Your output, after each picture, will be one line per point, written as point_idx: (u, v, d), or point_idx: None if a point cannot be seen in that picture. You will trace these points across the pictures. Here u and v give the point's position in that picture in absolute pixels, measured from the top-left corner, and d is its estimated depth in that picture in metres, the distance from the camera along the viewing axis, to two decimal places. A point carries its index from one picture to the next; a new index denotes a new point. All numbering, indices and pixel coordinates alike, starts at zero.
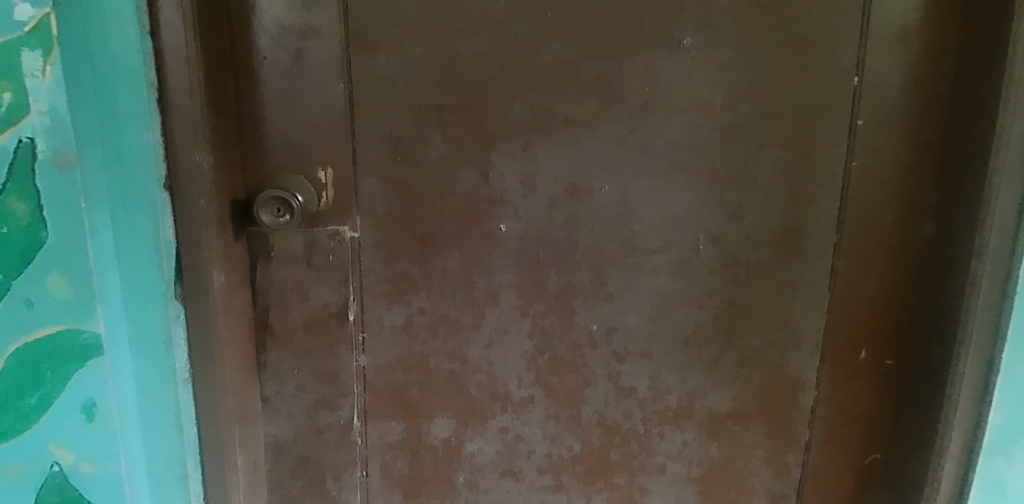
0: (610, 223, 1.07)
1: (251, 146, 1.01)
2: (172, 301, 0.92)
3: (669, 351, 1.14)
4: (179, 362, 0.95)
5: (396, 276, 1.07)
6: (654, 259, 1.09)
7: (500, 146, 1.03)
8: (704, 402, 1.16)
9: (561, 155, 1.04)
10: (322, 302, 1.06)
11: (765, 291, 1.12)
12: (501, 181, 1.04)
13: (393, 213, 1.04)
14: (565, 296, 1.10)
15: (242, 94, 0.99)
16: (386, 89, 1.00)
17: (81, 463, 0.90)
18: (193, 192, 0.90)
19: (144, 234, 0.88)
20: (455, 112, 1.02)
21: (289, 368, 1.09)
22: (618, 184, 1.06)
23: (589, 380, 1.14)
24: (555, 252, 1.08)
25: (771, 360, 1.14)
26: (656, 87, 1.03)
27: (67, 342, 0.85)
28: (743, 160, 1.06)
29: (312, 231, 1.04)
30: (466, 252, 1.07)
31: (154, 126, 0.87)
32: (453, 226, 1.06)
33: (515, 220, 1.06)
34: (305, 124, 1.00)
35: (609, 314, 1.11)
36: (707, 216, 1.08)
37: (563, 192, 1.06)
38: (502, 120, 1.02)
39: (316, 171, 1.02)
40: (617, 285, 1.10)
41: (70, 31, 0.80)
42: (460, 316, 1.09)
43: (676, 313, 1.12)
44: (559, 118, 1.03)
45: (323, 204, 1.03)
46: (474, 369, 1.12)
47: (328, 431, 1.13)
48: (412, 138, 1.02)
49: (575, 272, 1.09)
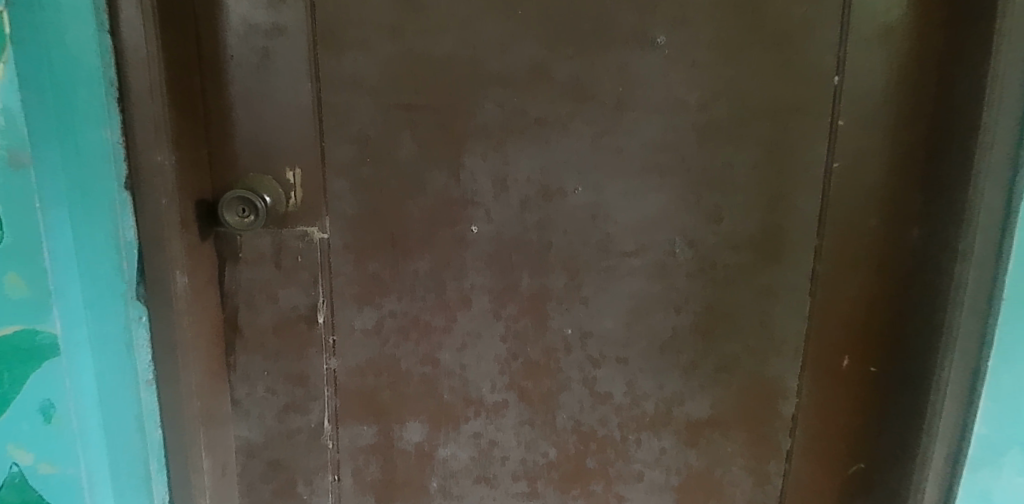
0: (584, 225, 1.06)
1: (219, 145, 0.99)
2: (133, 302, 0.91)
3: (645, 357, 1.12)
4: (142, 363, 0.94)
5: (366, 278, 1.06)
6: (630, 263, 1.07)
7: (472, 146, 1.02)
8: (681, 408, 1.14)
9: (533, 155, 1.03)
10: (292, 304, 1.05)
11: (743, 295, 1.10)
12: (472, 182, 1.03)
13: (363, 214, 1.03)
14: (539, 299, 1.08)
15: (209, 92, 0.98)
16: (355, 87, 0.99)
17: (40, 465, 0.89)
18: (155, 192, 0.89)
19: (104, 234, 0.88)
20: (424, 111, 1.00)
21: (259, 370, 1.08)
22: (591, 186, 1.04)
23: (564, 385, 1.12)
24: (528, 254, 1.06)
25: (750, 365, 1.12)
26: (629, 87, 1.01)
27: (24, 342, 0.85)
28: (720, 162, 1.04)
29: (280, 232, 1.02)
30: (437, 254, 1.05)
31: (114, 125, 0.86)
32: (424, 227, 1.04)
33: (487, 222, 1.05)
34: (273, 124, 0.99)
35: (584, 318, 1.09)
36: (683, 219, 1.06)
37: (535, 193, 1.04)
38: (473, 120, 1.01)
39: (285, 171, 1.01)
40: (591, 289, 1.08)
41: (23, 30, 0.79)
42: (431, 318, 1.08)
43: (652, 317, 1.10)
44: (530, 118, 1.01)
45: (291, 204, 1.02)
46: (446, 372, 1.10)
47: (298, 435, 1.11)
48: (382, 138, 1.01)
49: (548, 275, 1.07)
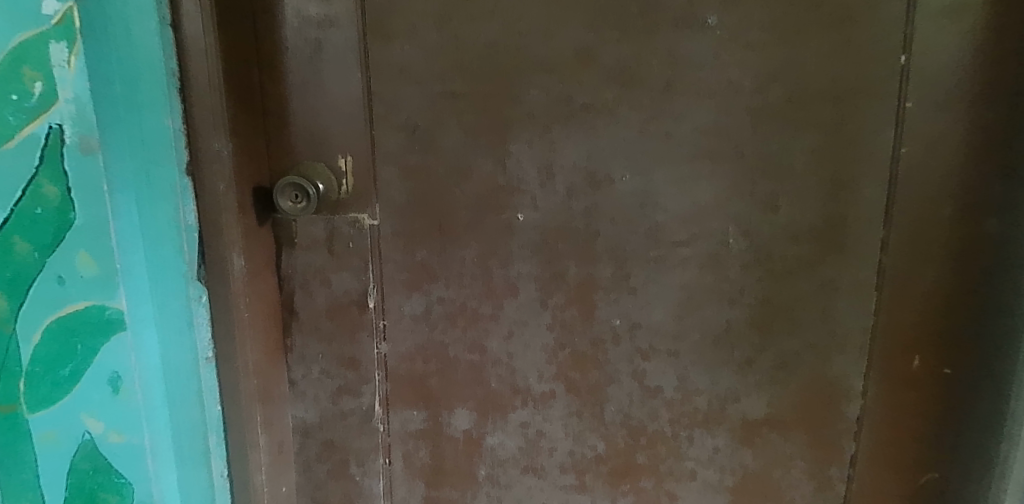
0: (633, 213, 1.03)
1: (277, 134, 1.04)
2: (194, 282, 0.96)
3: (697, 350, 1.08)
4: (202, 341, 0.98)
5: (415, 265, 1.07)
6: (680, 252, 1.04)
7: (517, 132, 1.02)
8: (736, 405, 1.10)
9: (580, 141, 1.02)
10: (344, 288, 1.08)
11: (803, 287, 1.05)
12: (518, 169, 1.03)
13: (412, 201, 1.05)
14: (587, 288, 1.07)
15: (267, 83, 1.02)
16: (403, 76, 1.01)
17: (109, 433, 0.97)
18: (211, 177, 0.94)
19: (166, 217, 0.93)
20: (470, 99, 1.01)
21: (314, 353, 1.11)
22: (640, 172, 1.02)
23: (613, 377, 1.10)
24: (575, 243, 1.05)
25: (810, 362, 1.07)
26: (678, 70, 0.99)
27: (94, 316, 0.93)
28: (776, 147, 1.00)
29: (333, 218, 1.06)
30: (484, 242, 1.06)
31: (175, 113, 0.91)
32: (471, 214, 1.05)
33: (533, 210, 1.04)
34: (326, 113, 1.03)
35: (632, 309, 1.07)
36: (737, 207, 1.02)
37: (582, 180, 1.03)
38: (519, 106, 1.01)
39: (337, 159, 1.04)
40: (640, 279, 1.06)
41: (93, 23, 0.85)
42: (478, 306, 1.08)
43: (705, 309, 1.06)
44: (576, 104, 1.00)
45: (343, 191, 1.05)
46: (494, 360, 1.11)
47: (351, 417, 1.14)
48: (430, 125, 1.02)
49: (596, 264, 1.06)
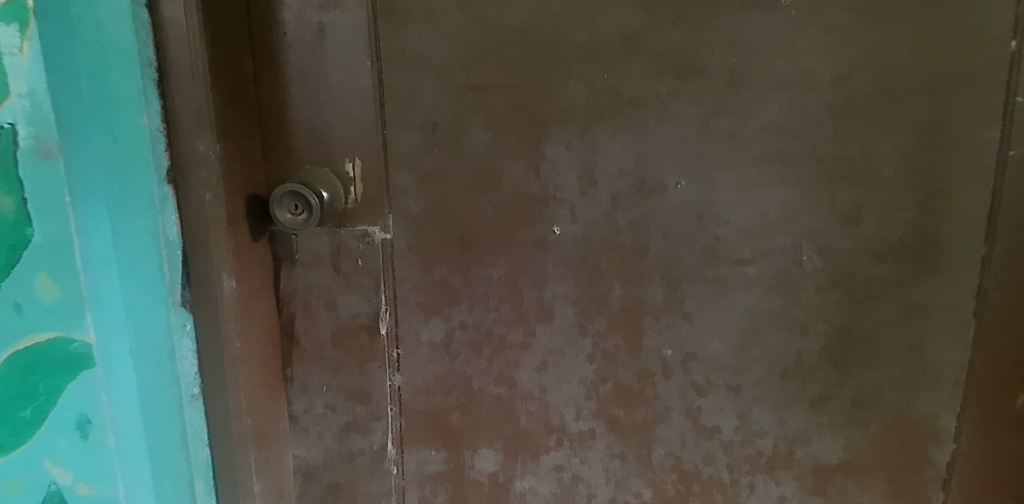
0: (689, 227, 0.88)
1: (275, 134, 0.90)
2: (176, 308, 0.83)
3: (761, 384, 0.93)
4: (187, 376, 0.85)
5: (433, 285, 0.93)
6: (744, 272, 0.89)
7: (553, 132, 0.87)
8: (805, 448, 0.95)
9: (627, 142, 0.87)
10: (352, 312, 0.94)
11: (885, 312, 0.90)
12: (554, 175, 0.88)
13: (431, 212, 0.91)
14: (633, 312, 0.92)
15: (263, 75, 0.88)
16: (420, 67, 0.87)
17: (78, 485, 0.80)
18: (196, 184, 0.80)
19: (144, 233, 0.79)
20: (500, 93, 0.87)
21: (318, 385, 0.97)
22: (698, 178, 0.87)
23: (663, 415, 0.95)
24: (620, 261, 0.90)
25: (893, 399, 0.93)
26: (745, 58, 0.84)
27: (57, 351, 0.76)
28: (860, 149, 0.85)
29: (339, 232, 0.91)
30: (514, 259, 0.91)
31: (153, 112, 0.79)
32: (499, 228, 0.90)
33: (572, 222, 0.89)
34: (331, 110, 0.88)
35: (686, 337, 0.92)
36: (811, 219, 0.88)
37: (629, 188, 0.88)
38: (555, 102, 0.86)
39: (344, 163, 0.90)
40: (696, 302, 0.91)
41: (50, 3, 0.71)
42: (507, 333, 0.94)
43: (771, 338, 0.91)
44: (623, 98, 0.85)
45: (351, 200, 0.91)
46: (524, 395, 0.96)
47: (360, 458, 0.99)
48: (452, 124, 0.88)
49: (644, 285, 0.91)
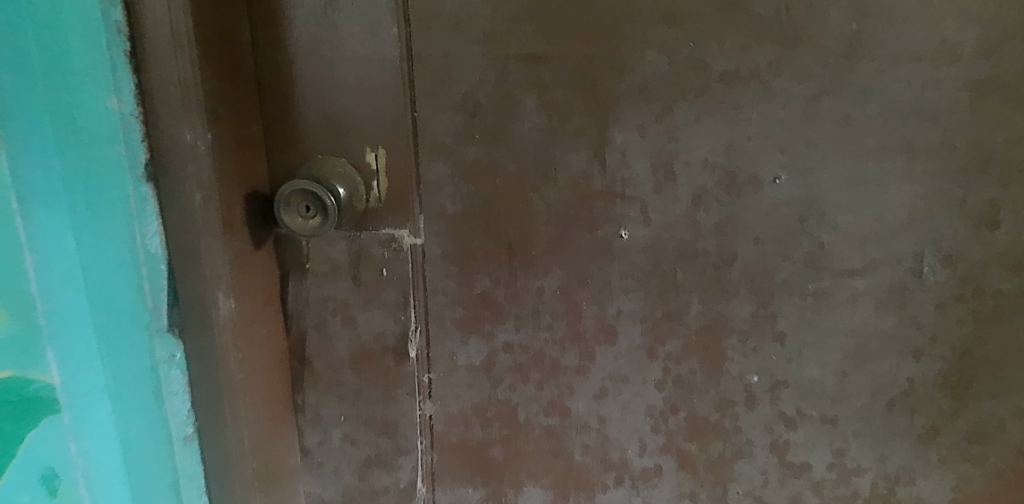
0: (787, 231, 0.73)
1: (279, 117, 0.73)
2: (161, 336, 0.68)
3: (863, 416, 0.79)
4: (178, 414, 0.71)
5: (473, 299, 0.77)
6: (850, 285, 0.74)
7: (623, 115, 0.71)
8: (909, 488, 0.81)
9: (715, 128, 0.70)
10: (374, 332, 0.78)
11: (1017, 333, 0.75)
12: (623, 168, 0.72)
13: (471, 212, 0.75)
14: (713, 332, 0.77)
15: (263, 42, 0.71)
16: (460, 34, 0.70)
17: None
18: (183, 183, 0.64)
19: (119, 246, 0.63)
20: (558, 66, 0.70)
21: (334, 414, 0.82)
22: (801, 172, 0.71)
23: (743, 450, 0.80)
24: (699, 271, 0.75)
25: (1019, 433, 0.78)
26: (867, 23, 0.67)
27: (10, 395, 0.58)
28: (1002, 136, 0.69)
29: (359, 236, 0.75)
30: (571, 268, 0.76)
31: (124, 93, 0.62)
32: (554, 231, 0.75)
33: (643, 224, 0.74)
34: (349, 88, 0.72)
35: (776, 360, 0.77)
36: (936, 222, 0.72)
37: (715, 183, 0.72)
38: (627, 77, 0.70)
39: (364, 153, 0.73)
40: (790, 321, 0.75)
41: None
42: (561, 355, 0.79)
43: (878, 362, 0.76)
44: (713, 73, 0.69)
45: (373, 198, 0.75)
46: (579, 427, 0.81)
47: (384, 497, 0.85)
48: (498, 104, 0.71)
49: (728, 300, 0.75)
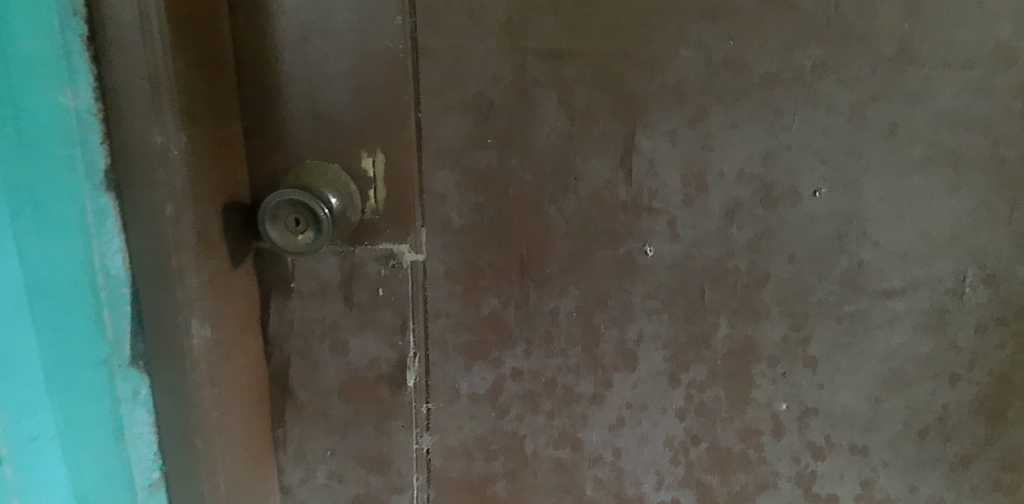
0: (825, 248, 0.67)
1: (262, 116, 0.64)
2: (124, 370, 0.59)
3: (895, 445, 0.73)
4: (143, 458, 0.62)
5: (479, 322, 0.70)
6: (889, 307, 0.68)
7: (653, 120, 0.64)
8: None
9: (752, 135, 0.64)
10: (368, 358, 0.70)
11: None
12: (650, 177, 0.65)
13: (479, 226, 0.67)
14: (741, 357, 0.70)
15: (245, 31, 0.62)
16: (472, 25, 0.62)
17: None
18: (152, 192, 0.55)
19: (73, 268, 0.54)
20: (582, 64, 0.63)
21: (320, 449, 0.73)
22: (842, 185, 0.65)
23: (767, 482, 0.75)
24: (729, 292, 0.68)
25: None
26: (920, 23, 0.61)
27: None
28: None
29: (352, 253, 0.67)
30: (589, 287, 0.68)
31: (81, 86, 0.53)
32: (571, 246, 0.67)
33: (670, 240, 0.67)
34: (343, 83, 0.63)
35: (807, 387, 0.71)
36: (982, 239, 0.66)
37: (750, 196, 0.66)
38: (658, 77, 0.63)
39: (360, 158, 0.65)
40: (823, 345, 0.70)
41: None
42: (575, 382, 0.71)
43: (913, 388, 0.71)
44: (753, 75, 0.63)
45: (369, 209, 0.66)
46: (591, 460, 0.74)
47: None
48: (514, 105, 0.64)
49: (759, 323, 0.69)
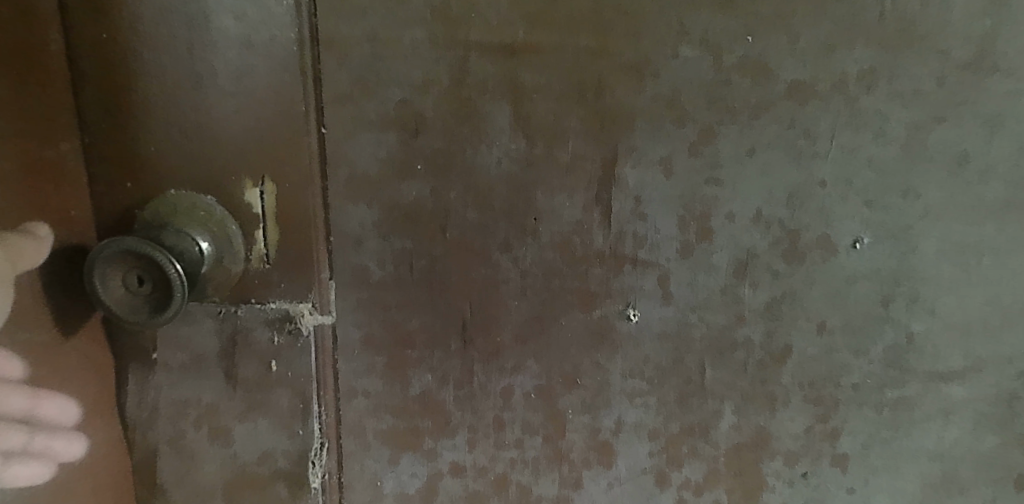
0: (864, 316, 0.50)
1: (105, 130, 0.47)
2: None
3: None
4: None
5: (406, 403, 0.53)
6: (944, 393, 0.52)
7: (641, 142, 0.47)
8: None
9: (772, 165, 0.47)
10: (259, 451, 0.53)
11: None
12: (635, 219, 0.49)
13: (405, 280, 0.50)
14: (748, 453, 0.54)
15: (77, 8, 0.45)
16: (394, 7, 0.45)
17: None
18: None
19: None
20: (544, 64, 0.46)
21: None
22: (890, 234, 0.49)
23: None
24: (736, 371, 0.52)
25: None
26: (1007, 17, 0.45)
27: None
28: None
29: (233, 314, 0.50)
30: (552, 361, 0.52)
31: None
32: (528, 308, 0.51)
33: (660, 302, 0.50)
34: (216, 86, 0.46)
35: (834, 491, 0.55)
36: None
37: (767, 247, 0.49)
38: (648, 85, 0.46)
39: (242, 188, 0.48)
40: (856, 440, 0.53)
41: None
42: (532, 481, 0.55)
43: (971, 495, 0.55)
44: (776, 84, 0.46)
45: (256, 255, 0.49)
46: None
47: None
48: (451, 120, 0.47)
49: (775, 411, 0.53)
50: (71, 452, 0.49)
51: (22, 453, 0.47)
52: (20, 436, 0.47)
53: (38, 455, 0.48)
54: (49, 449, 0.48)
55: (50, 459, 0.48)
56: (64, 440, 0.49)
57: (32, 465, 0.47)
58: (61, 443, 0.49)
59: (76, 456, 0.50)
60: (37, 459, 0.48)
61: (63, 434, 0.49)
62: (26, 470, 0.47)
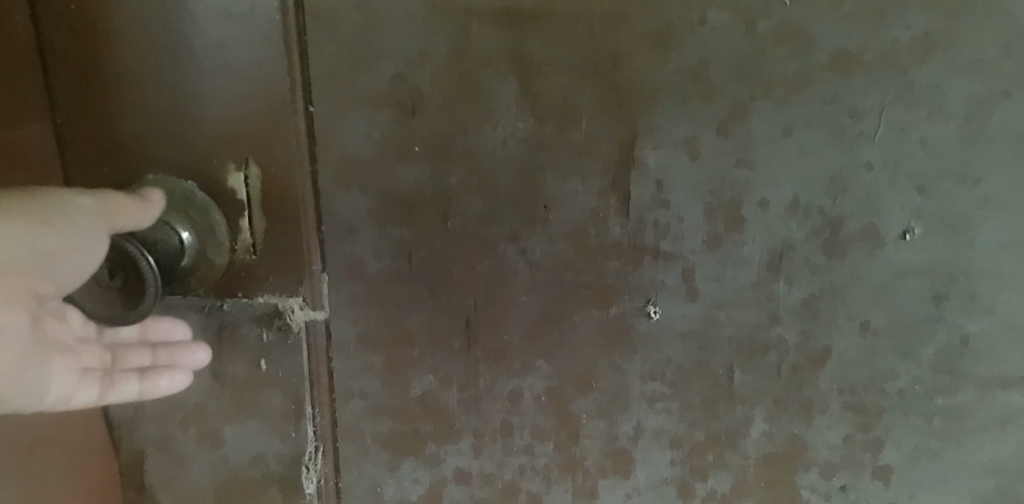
0: (913, 316, 0.45)
1: (77, 111, 0.43)
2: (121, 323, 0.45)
3: None
4: None
5: (407, 406, 0.49)
6: (1004, 402, 0.46)
7: (663, 120, 0.42)
8: None
9: (811, 146, 0.42)
10: (251, 454, 0.50)
11: None
12: (656, 207, 0.44)
13: (404, 273, 0.46)
14: (781, 464, 0.49)
15: None
16: None
17: None
18: None
19: None
20: (555, 33, 0.41)
21: None
22: (945, 224, 0.43)
23: None
24: (768, 375, 0.47)
25: None
26: None
27: None
28: None
29: (220, 309, 0.47)
30: (564, 362, 0.47)
31: None
32: (538, 304, 0.46)
33: (684, 299, 0.46)
34: (194, 60, 0.42)
35: None
36: None
37: (805, 237, 0.44)
38: (671, 56, 0.41)
39: (225, 172, 0.44)
40: (902, 452, 0.48)
41: None
42: (544, 489, 0.51)
43: None
44: (818, 53, 0.41)
45: (242, 246, 0.45)
46: None
47: None
48: (452, 96, 0.42)
49: (810, 418, 0.48)
50: (200, 358, 0.47)
51: (156, 368, 0.46)
52: (148, 357, 0.47)
53: (169, 367, 0.46)
54: (177, 361, 0.46)
55: (183, 369, 0.46)
56: (186, 352, 0.46)
57: (170, 377, 0.46)
58: (183, 352, 0.46)
59: (130, 427, 0.49)
60: (171, 371, 0.46)
61: (183, 344, 0.47)
62: (168, 380, 0.46)
